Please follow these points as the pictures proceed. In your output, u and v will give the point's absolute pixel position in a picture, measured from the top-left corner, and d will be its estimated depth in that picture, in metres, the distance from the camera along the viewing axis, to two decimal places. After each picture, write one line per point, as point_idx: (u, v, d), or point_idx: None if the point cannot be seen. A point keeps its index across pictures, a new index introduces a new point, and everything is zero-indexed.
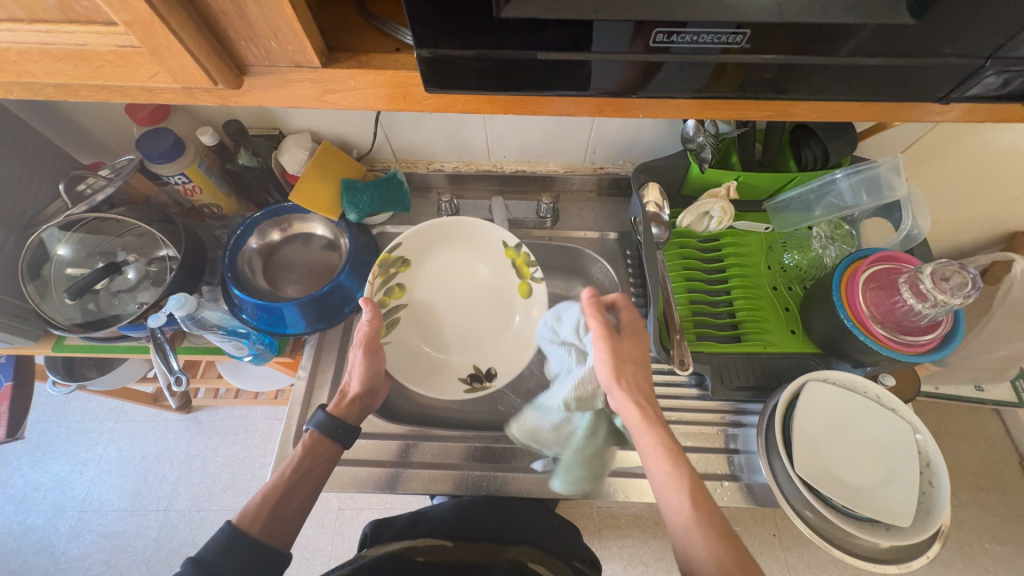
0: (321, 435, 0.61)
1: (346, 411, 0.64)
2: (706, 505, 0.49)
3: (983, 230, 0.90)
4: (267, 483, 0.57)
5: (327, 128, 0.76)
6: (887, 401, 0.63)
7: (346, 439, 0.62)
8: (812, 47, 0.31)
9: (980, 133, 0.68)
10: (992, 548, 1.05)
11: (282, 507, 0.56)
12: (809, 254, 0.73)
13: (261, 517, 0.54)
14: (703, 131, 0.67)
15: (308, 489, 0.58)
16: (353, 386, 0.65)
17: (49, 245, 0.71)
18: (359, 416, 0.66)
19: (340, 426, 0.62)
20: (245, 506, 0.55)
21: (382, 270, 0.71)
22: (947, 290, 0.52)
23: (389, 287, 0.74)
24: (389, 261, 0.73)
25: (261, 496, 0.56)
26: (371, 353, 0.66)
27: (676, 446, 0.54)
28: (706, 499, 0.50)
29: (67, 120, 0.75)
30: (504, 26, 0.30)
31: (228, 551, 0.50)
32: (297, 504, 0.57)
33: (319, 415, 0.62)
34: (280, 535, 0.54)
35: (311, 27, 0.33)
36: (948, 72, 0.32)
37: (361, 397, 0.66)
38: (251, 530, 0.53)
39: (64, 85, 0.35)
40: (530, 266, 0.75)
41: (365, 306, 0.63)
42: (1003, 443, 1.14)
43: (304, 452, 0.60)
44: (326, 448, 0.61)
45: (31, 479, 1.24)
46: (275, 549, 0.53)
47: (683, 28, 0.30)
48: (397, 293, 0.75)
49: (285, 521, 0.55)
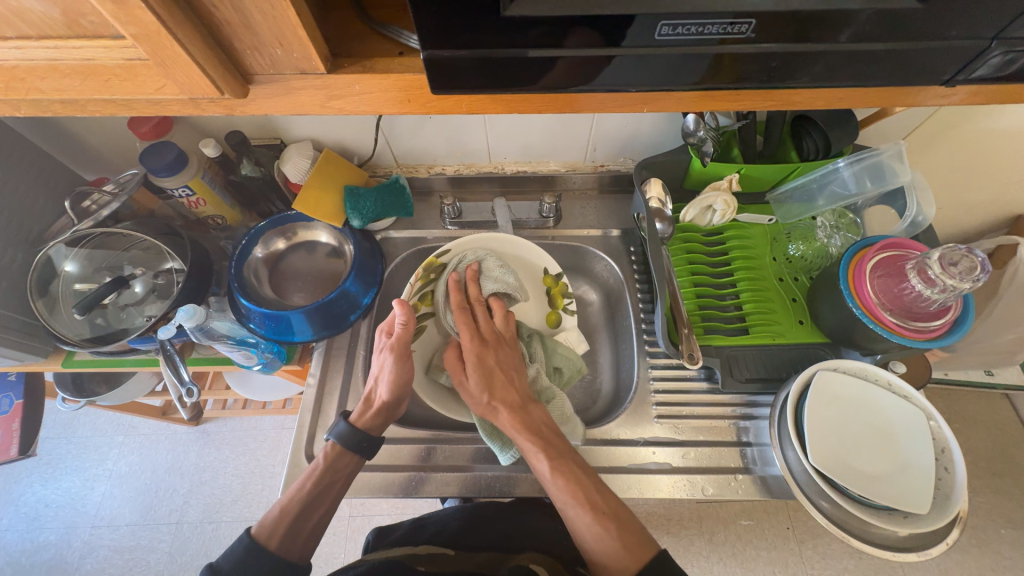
0: (342, 446, 0.61)
1: (369, 423, 0.63)
2: (582, 487, 0.54)
3: (988, 214, 0.90)
4: (283, 496, 0.56)
5: (327, 135, 0.76)
6: (899, 388, 0.62)
7: (368, 451, 0.62)
8: (814, 34, 0.31)
9: (982, 116, 0.68)
10: (1008, 533, 1.04)
11: (300, 522, 0.55)
12: (814, 244, 0.72)
13: (278, 532, 0.54)
14: (704, 125, 0.67)
15: (327, 502, 0.58)
16: (381, 393, 0.63)
17: (57, 261, 0.71)
18: (383, 425, 0.65)
19: (362, 438, 0.61)
20: (264, 518, 0.56)
21: (424, 273, 0.67)
22: (956, 274, 0.52)
23: (423, 293, 0.70)
24: (432, 266, 0.69)
25: (279, 508, 0.56)
26: (402, 359, 0.63)
27: (541, 442, 0.58)
28: (580, 480, 0.55)
29: (70, 136, 0.76)
30: (509, 25, 0.30)
31: (243, 563, 0.51)
32: (313, 520, 0.57)
33: (341, 425, 0.62)
34: (298, 548, 0.54)
35: (315, 34, 0.33)
36: (956, 55, 0.32)
37: (388, 405, 0.64)
38: (268, 544, 0.53)
39: (71, 101, 0.36)
40: (565, 297, 0.76)
41: (397, 307, 0.61)
42: (1014, 426, 1.13)
43: (326, 465, 0.59)
44: (346, 460, 0.61)
45: (43, 497, 1.24)
46: (292, 563, 0.53)
47: (684, 19, 0.30)
48: (427, 300, 0.71)
49: (302, 535, 0.55)
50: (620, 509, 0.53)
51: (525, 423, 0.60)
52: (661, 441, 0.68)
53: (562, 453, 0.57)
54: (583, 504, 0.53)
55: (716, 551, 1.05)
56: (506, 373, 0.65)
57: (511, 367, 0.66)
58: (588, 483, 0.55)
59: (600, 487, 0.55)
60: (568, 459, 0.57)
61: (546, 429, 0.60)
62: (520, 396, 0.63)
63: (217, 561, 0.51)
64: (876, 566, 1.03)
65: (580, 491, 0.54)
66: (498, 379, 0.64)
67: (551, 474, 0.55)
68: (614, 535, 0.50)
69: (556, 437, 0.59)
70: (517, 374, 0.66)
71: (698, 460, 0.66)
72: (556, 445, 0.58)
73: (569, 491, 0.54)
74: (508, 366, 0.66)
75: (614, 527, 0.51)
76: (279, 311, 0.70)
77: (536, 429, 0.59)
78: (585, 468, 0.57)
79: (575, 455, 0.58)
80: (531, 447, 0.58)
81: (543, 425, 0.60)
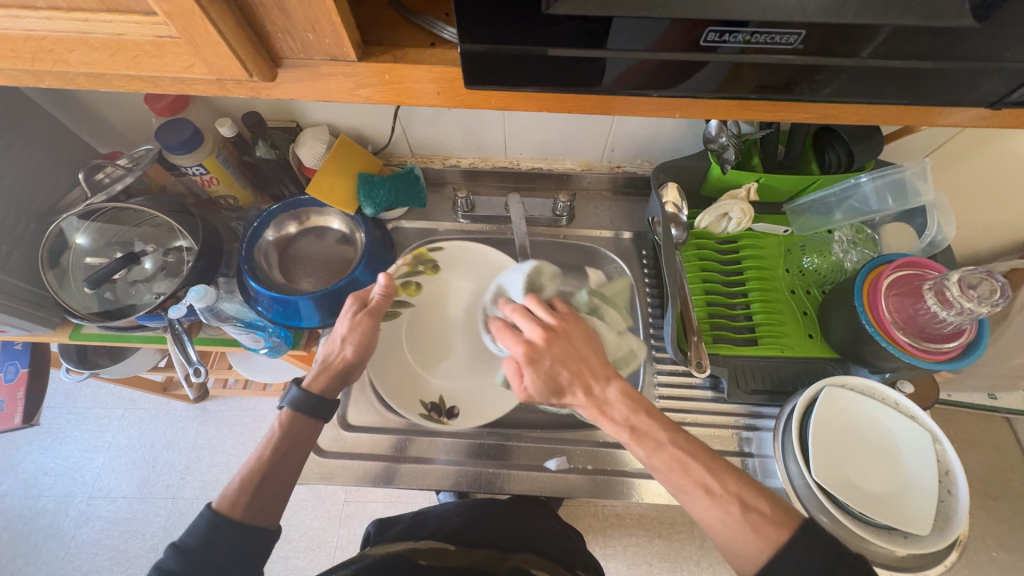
0: (297, 412, 0.57)
1: (325, 386, 0.59)
2: (690, 467, 0.49)
3: (1005, 237, 0.89)
4: (243, 466, 0.53)
5: (345, 121, 0.76)
6: (906, 408, 0.62)
7: (324, 415, 0.58)
8: (859, 50, 0.31)
9: (1011, 138, 0.67)
10: (998, 556, 1.04)
11: (262, 491, 0.51)
12: (830, 258, 0.71)
13: (241, 501, 0.50)
14: (725, 131, 0.66)
15: (288, 468, 0.54)
16: (345, 353, 0.61)
17: (68, 233, 0.71)
18: (339, 388, 0.61)
19: (316, 403, 0.57)
20: (225, 490, 0.52)
21: (411, 261, 0.73)
22: (975, 297, 0.51)
23: (408, 281, 0.74)
24: (422, 258, 0.75)
25: (240, 479, 0.52)
26: (375, 323, 0.62)
27: (635, 428, 0.52)
28: (689, 448, 0.50)
29: (85, 107, 0.75)
30: (549, 22, 0.30)
31: (208, 540, 0.47)
32: (276, 487, 0.53)
33: (294, 391, 0.57)
34: (266, 514, 0.51)
35: (349, 19, 0.33)
36: (1004, 77, 0.31)
37: (345, 368, 0.61)
38: (232, 515, 0.49)
39: (98, 74, 0.36)
40: None
41: (384, 278, 0.62)
42: (1012, 450, 1.13)
43: (282, 432, 0.56)
44: (305, 425, 0.57)
45: (42, 464, 1.25)
46: (261, 528, 0.50)
47: (731, 26, 0.29)
48: (411, 290, 0.74)
49: (269, 504, 0.51)
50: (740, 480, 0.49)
51: (609, 414, 0.54)
52: None
53: (658, 439, 0.51)
54: (695, 486, 0.48)
55: (705, 556, 1.06)
56: (574, 364, 0.56)
57: (582, 354, 0.57)
58: (693, 464, 0.49)
59: (711, 463, 0.49)
60: (666, 441, 0.51)
61: (633, 411, 0.53)
62: (589, 382, 0.55)
63: (179, 539, 0.47)
64: None
65: (683, 476, 0.49)
66: (563, 376, 0.55)
67: (647, 458, 0.51)
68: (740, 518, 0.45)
69: (648, 421, 0.52)
70: (591, 356, 0.57)
71: None
72: (647, 423, 0.52)
73: (676, 466, 0.49)
74: (573, 355, 0.57)
75: (738, 510, 0.46)
76: (287, 296, 0.70)
77: (623, 415, 0.53)
78: (691, 449, 0.50)
79: (677, 434, 0.51)
80: (618, 434, 0.53)
81: (625, 407, 0.53)
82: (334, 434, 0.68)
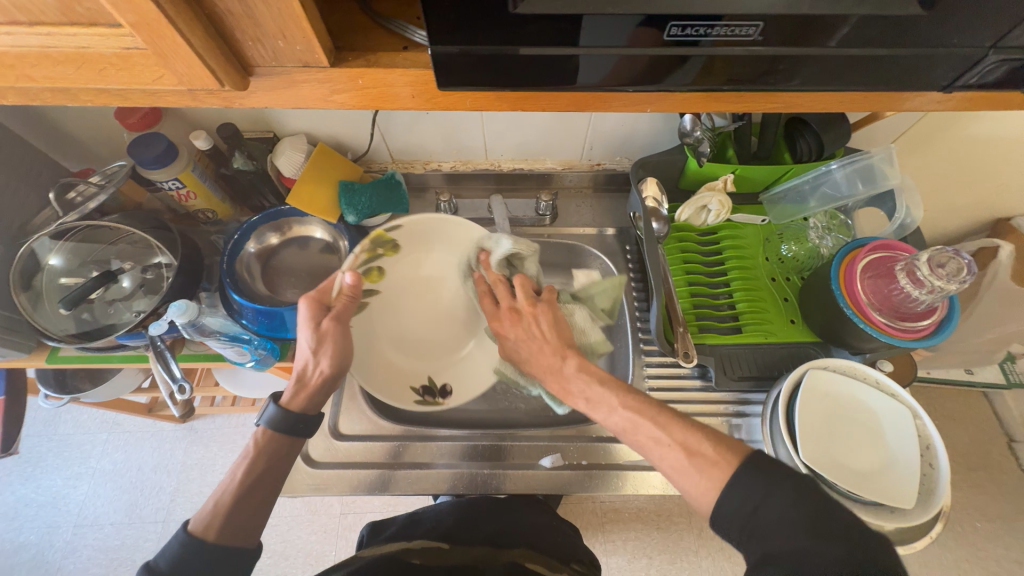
0: (274, 431, 0.56)
1: (306, 403, 0.58)
2: (644, 410, 0.50)
3: (972, 216, 0.92)
4: (218, 486, 0.52)
5: (323, 129, 0.75)
6: (886, 386, 0.64)
7: (306, 432, 0.58)
8: (818, 38, 0.32)
9: (971, 122, 0.69)
10: (983, 526, 1.08)
11: (237, 511, 0.50)
12: (806, 245, 0.74)
13: (217, 522, 0.49)
14: (700, 125, 0.67)
15: (263, 491, 0.53)
16: (322, 366, 0.59)
17: (41, 254, 0.69)
18: (321, 402, 0.60)
19: (296, 420, 0.57)
20: (200, 511, 0.50)
21: (370, 247, 0.64)
22: (943, 275, 0.53)
23: (369, 268, 0.66)
24: (379, 240, 0.65)
25: (214, 500, 0.51)
26: (341, 327, 0.61)
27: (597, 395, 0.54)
28: (643, 401, 0.51)
29: (53, 125, 0.73)
30: (518, 22, 0.30)
31: (183, 563, 0.46)
32: (254, 505, 0.52)
33: (271, 410, 0.57)
34: (241, 535, 0.50)
35: (319, 26, 0.33)
36: (953, 62, 0.33)
37: (323, 382, 0.60)
38: (206, 537, 0.48)
39: (63, 89, 0.35)
40: None
41: (350, 277, 0.61)
42: (991, 424, 1.17)
43: (257, 450, 0.55)
44: (284, 444, 0.56)
45: (23, 496, 1.21)
46: (237, 550, 0.49)
47: (699, 20, 0.30)
48: (374, 277, 0.67)
49: (244, 525, 0.50)
50: (684, 422, 0.48)
51: (572, 384, 0.57)
52: None
53: (611, 404, 0.52)
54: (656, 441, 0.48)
55: (704, 545, 1.07)
56: (542, 336, 0.62)
57: (544, 334, 0.62)
58: (645, 422, 0.49)
59: (659, 416, 0.49)
60: (618, 405, 0.52)
61: (589, 383, 0.55)
62: (554, 357, 0.60)
63: (153, 561, 0.46)
64: None
65: (646, 430, 0.49)
66: (524, 351, 0.63)
67: (608, 420, 0.52)
68: (690, 465, 0.45)
69: (601, 391, 0.54)
70: (551, 337, 0.62)
71: None
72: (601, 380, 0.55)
73: (631, 417, 0.50)
74: (544, 330, 0.63)
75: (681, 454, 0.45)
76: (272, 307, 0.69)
77: (578, 388, 0.56)
78: (642, 407, 0.50)
79: (627, 397, 0.52)
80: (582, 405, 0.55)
81: (582, 374, 0.57)
82: (326, 444, 0.67)
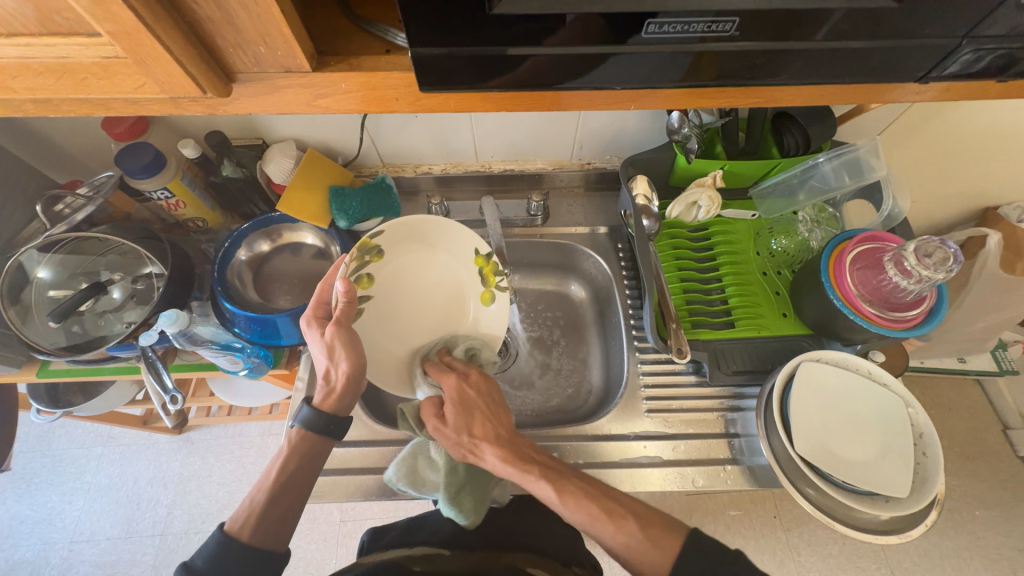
0: (307, 431, 0.58)
1: (336, 406, 0.59)
2: (596, 489, 0.56)
3: (960, 205, 0.93)
4: (253, 485, 0.55)
5: (312, 135, 0.75)
6: (879, 376, 0.64)
7: (336, 432, 0.59)
8: (796, 32, 0.32)
9: (954, 112, 0.70)
10: (981, 514, 1.08)
11: (269, 512, 0.53)
12: (796, 238, 0.74)
13: (250, 523, 0.52)
14: (688, 122, 0.68)
15: (297, 489, 0.55)
16: (341, 371, 0.58)
17: (28, 267, 0.69)
18: (350, 403, 0.60)
19: (328, 421, 0.58)
20: (236, 512, 0.53)
21: (357, 255, 0.63)
22: (930, 265, 0.54)
23: (359, 276, 0.64)
24: (366, 247, 0.64)
25: (250, 500, 0.54)
26: (346, 330, 0.58)
27: (553, 470, 0.57)
28: (592, 483, 0.57)
29: (39, 137, 0.73)
30: (496, 22, 0.30)
31: (218, 562, 0.49)
32: (286, 505, 0.54)
33: (305, 411, 0.58)
34: (273, 536, 0.52)
35: (300, 31, 0.33)
36: (929, 52, 0.33)
37: (346, 387, 0.59)
38: (240, 537, 0.51)
39: (43, 101, 0.35)
40: (497, 275, 0.71)
41: (340, 285, 0.57)
42: (985, 411, 1.18)
43: (289, 450, 0.57)
44: (315, 445, 0.58)
45: (18, 512, 1.20)
46: (270, 549, 0.51)
47: (647, 18, 0.30)
48: (364, 283, 0.66)
49: (275, 525, 0.53)
50: (629, 502, 0.55)
51: (526, 459, 0.58)
52: (652, 435, 0.69)
53: (566, 481, 0.56)
54: (600, 517, 0.53)
55: None
56: (492, 410, 0.63)
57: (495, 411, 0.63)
58: (600, 497, 0.55)
59: (610, 492, 0.56)
60: (572, 483, 0.56)
61: (544, 458, 0.59)
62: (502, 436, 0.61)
63: (190, 560, 0.49)
64: (859, 550, 1.05)
65: (595, 506, 0.54)
66: (471, 423, 0.62)
67: (558, 496, 0.54)
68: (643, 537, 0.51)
69: (556, 464, 0.58)
70: (502, 416, 0.63)
71: (688, 452, 0.67)
72: (553, 463, 0.58)
73: (584, 495, 0.55)
74: (494, 407, 0.64)
75: (635, 526, 0.52)
76: (265, 314, 0.69)
77: (531, 461, 0.58)
78: (594, 484, 0.57)
79: (580, 476, 0.57)
80: (530, 477, 0.56)
81: (533, 453, 0.60)
82: None
